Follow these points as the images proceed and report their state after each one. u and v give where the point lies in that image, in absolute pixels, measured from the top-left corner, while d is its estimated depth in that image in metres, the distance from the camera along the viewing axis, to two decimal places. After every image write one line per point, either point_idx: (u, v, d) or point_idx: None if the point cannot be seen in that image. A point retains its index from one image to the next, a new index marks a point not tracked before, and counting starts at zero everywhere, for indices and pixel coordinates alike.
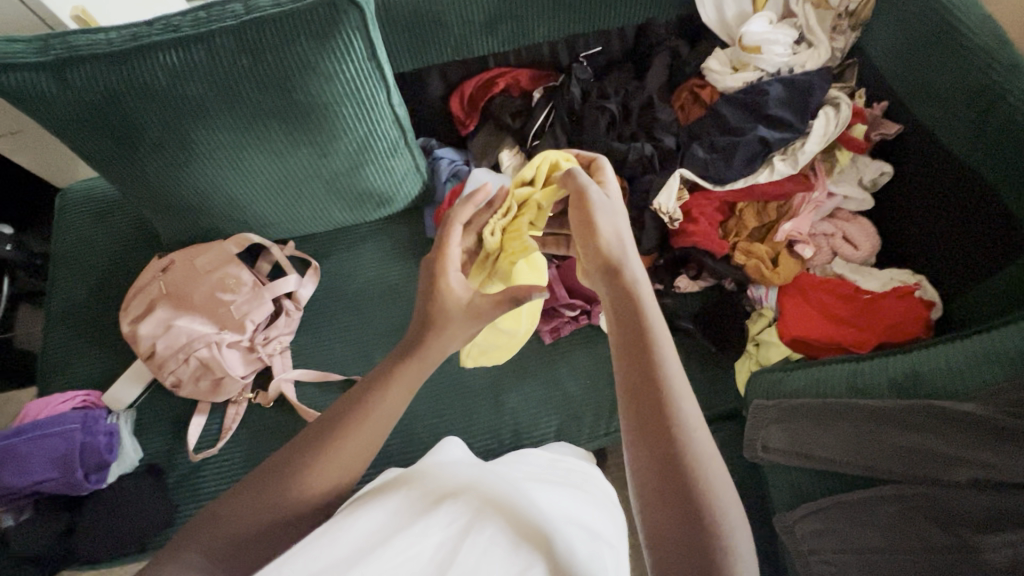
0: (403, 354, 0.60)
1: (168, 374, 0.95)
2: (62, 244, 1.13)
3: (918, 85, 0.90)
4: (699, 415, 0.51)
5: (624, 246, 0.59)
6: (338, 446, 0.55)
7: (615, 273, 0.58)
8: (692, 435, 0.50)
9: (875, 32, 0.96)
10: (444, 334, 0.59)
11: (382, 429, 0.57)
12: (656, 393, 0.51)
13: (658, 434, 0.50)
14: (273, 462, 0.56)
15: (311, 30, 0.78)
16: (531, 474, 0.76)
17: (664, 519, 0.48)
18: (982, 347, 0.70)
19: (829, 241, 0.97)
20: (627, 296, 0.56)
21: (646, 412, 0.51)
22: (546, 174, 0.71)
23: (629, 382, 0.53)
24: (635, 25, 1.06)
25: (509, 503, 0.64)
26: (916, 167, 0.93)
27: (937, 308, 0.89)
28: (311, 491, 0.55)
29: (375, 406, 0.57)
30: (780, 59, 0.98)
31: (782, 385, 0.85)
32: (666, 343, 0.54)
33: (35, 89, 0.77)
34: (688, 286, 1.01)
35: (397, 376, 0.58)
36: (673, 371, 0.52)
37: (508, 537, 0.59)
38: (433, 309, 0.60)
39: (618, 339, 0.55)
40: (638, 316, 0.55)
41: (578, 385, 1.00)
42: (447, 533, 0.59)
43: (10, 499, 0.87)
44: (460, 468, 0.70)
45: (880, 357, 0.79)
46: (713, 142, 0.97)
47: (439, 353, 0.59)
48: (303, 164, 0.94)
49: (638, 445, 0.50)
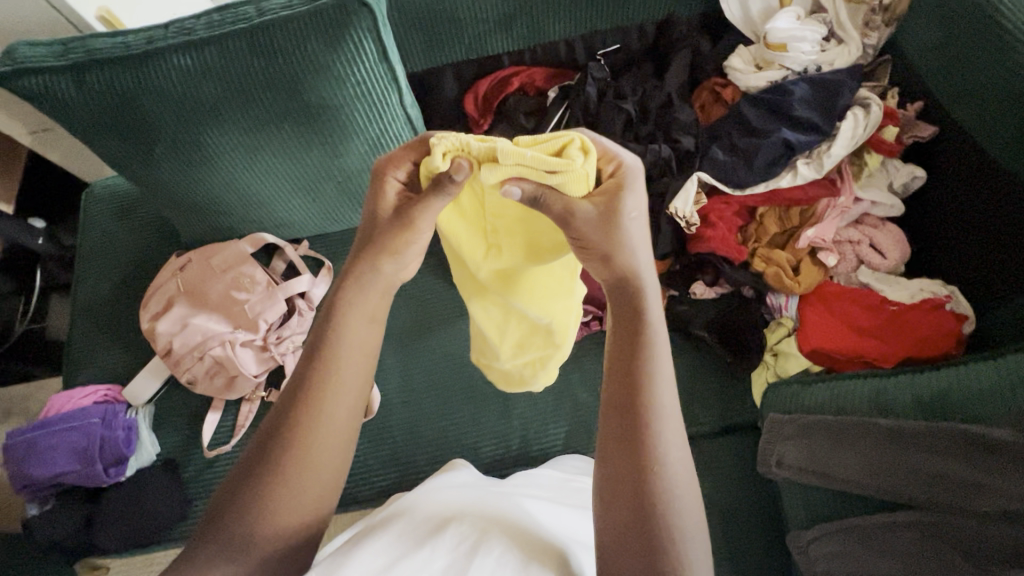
0: (352, 278, 0.62)
1: (183, 371, 0.97)
2: (87, 239, 1.16)
3: (955, 85, 0.84)
4: (681, 435, 0.54)
5: (641, 258, 0.58)
6: (320, 401, 0.57)
7: (626, 286, 0.58)
8: (669, 454, 0.52)
9: (910, 28, 0.91)
10: (373, 247, 0.62)
11: (346, 379, 0.58)
12: (641, 404, 0.53)
13: (637, 447, 0.52)
14: (263, 440, 0.56)
15: (323, 32, 0.78)
16: (540, 494, 0.76)
17: (623, 525, 0.51)
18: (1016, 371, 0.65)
19: (855, 248, 0.93)
20: (636, 308, 0.57)
21: (629, 423, 0.53)
22: (546, 146, 0.55)
23: (617, 386, 0.54)
24: (655, 21, 1.02)
25: (515, 522, 0.64)
26: (952, 172, 0.89)
27: (972, 320, 0.84)
28: (300, 478, 0.54)
29: (332, 348, 0.58)
30: (807, 57, 0.94)
31: (801, 400, 0.82)
32: (664, 359, 0.55)
33: (56, 92, 0.78)
34: (705, 293, 0.96)
35: (352, 310, 0.60)
36: (661, 389, 0.54)
37: (517, 556, 0.59)
38: (373, 223, 0.62)
39: (615, 343, 0.57)
40: (641, 329, 0.56)
41: (588, 391, 0.98)
42: (453, 556, 0.58)
43: (34, 489, 0.90)
44: (459, 493, 0.70)
45: (905, 375, 0.75)
46: (734, 144, 0.94)
47: (374, 275, 0.62)
48: (317, 166, 0.94)
49: (611, 446, 0.54)
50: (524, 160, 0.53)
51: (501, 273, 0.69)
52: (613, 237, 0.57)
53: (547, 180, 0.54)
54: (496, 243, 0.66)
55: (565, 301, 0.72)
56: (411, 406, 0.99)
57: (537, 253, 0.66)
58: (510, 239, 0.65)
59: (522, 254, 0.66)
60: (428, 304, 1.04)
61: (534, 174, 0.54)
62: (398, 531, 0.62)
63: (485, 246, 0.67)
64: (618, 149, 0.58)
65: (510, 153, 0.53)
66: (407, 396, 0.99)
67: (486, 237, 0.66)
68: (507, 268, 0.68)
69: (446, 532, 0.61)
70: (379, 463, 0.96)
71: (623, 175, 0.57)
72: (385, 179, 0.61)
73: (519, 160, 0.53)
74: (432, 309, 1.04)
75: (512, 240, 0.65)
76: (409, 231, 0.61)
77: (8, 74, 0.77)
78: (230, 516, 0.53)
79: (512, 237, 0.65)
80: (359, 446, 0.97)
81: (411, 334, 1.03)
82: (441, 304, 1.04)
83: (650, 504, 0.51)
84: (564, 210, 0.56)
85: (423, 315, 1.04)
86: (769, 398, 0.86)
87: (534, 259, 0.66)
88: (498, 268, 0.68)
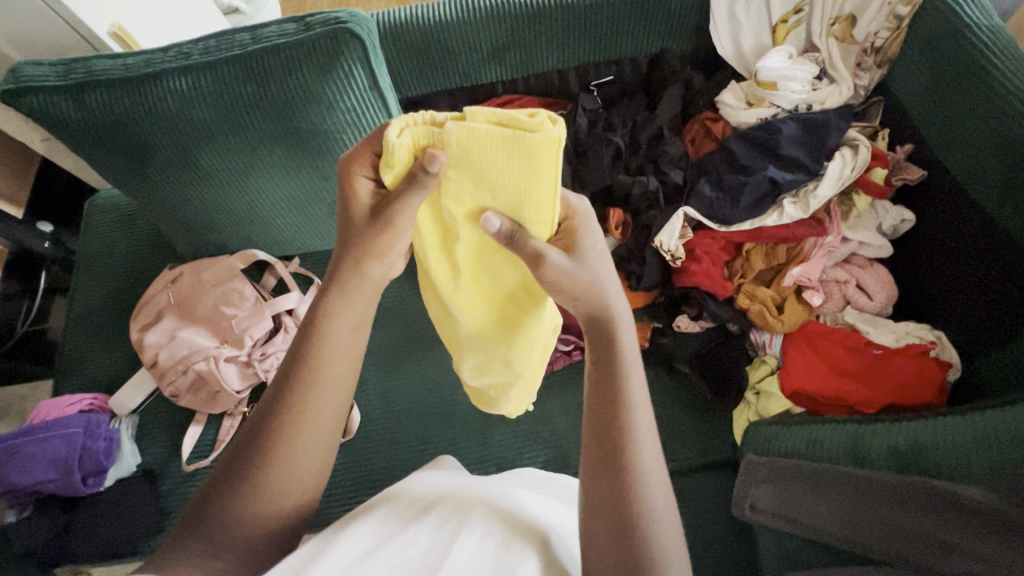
0: (335, 284, 0.59)
1: (167, 384, 0.98)
2: (85, 248, 1.18)
3: (944, 130, 0.84)
4: (659, 464, 0.53)
5: (610, 291, 0.57)
6: (306, 401, 0.57)
7: (595, 317, 0.57)
8: (648, 479, 0.52)
9: (902, 71, 0.91)
10: (355, 248, 0.57)
11: (338, 384, 0.59)
12: (618, 432, 0.52)
13: (615, 477, 0.51)
14: (242, 443, 0.57)
15: (314, 61, 0.80)
16: (523, 486, 0.76)
17: (608, 553, 0.49)
18: (980, 432, 0.63)
19: (842, 288, 0.92)
20: (608, 338, 0.57)
21: (608, 450, 0.52)
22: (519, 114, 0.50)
23: (595, 415, 0.54)
24: (649, 55, 1.03)
25: (494, 506, 0.63)
26: (940, 217, 0.88)
27: (956, 367, 0.83)
28: (282, 482, 0.56)
29: (321, 352, 0.58)
30: (797, 96, 0.94)
31: (777, 442, 0.81)
32: (638, 387, 0.55)
33: (55, 110, 0.80)
34: (688, 326, 0.98)
35: (338, 316, 0.59)
36: (638, 414, 0.53)
37: (498, 535, 0.58)
38: (348, 223, 0.57)
39: (592, 370, 0.56)
40: (614, 359, 0.55)
41: (567, 420, 0.98)
42: (437, 535, 0.58)
43: (13, 496, 0.90)
44: (438, 481, 0.70)
45: (884, 424, 0.73)
46: (722, 180, 0.94)
47: (361, 280, 0.59)
48: (307, 189, 0.96)
49: (591, 474, 0.53)
50: (493, 129, 0.49)
51: (468, 293, 0.64)
52: (585, 277, 0.56)
53: (518, 145, 0.48)
54: (463, 263, 0.61)
55: (529, 338, 0.67)
56: (390, 428, 0.99)
57: (507, 276, 0.63)
58: (479, 257, 0.61)
59: (493, 276, 0.63)
60: (412, 326, 1.05)
61: (504, 148, 0.49)
62: (384, 517, 0.62)
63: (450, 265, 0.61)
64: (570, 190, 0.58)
65: (479, 111, 0.50)
66: (386, 418, 0.99)
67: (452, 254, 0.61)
68: (475, 288, 0.64)
69: (431, 515, 0.61)
70: (354, 485, 0.96)
71: (581, 216, 0.57)
72: (352, 178, 0.55)
73: (488, 114, 0.50)
74: (416, 332, 1.05)
75: (483, 260, 0.61)
76: (390, 229, 0.55)
77: (11, 91, 0.78)
78: (214, 509, 0.54)
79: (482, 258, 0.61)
80: (335, 467, 0.97)
81: (394, 355, 1.03)
82: (426, 327, 1.05)
83: (632, 531, 0.49)
84: (534, 252, 0.54)
85: (406, 338, 1.04)
86: (748, 440, 0.87)
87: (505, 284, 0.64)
88: (464, 288, 0.63)
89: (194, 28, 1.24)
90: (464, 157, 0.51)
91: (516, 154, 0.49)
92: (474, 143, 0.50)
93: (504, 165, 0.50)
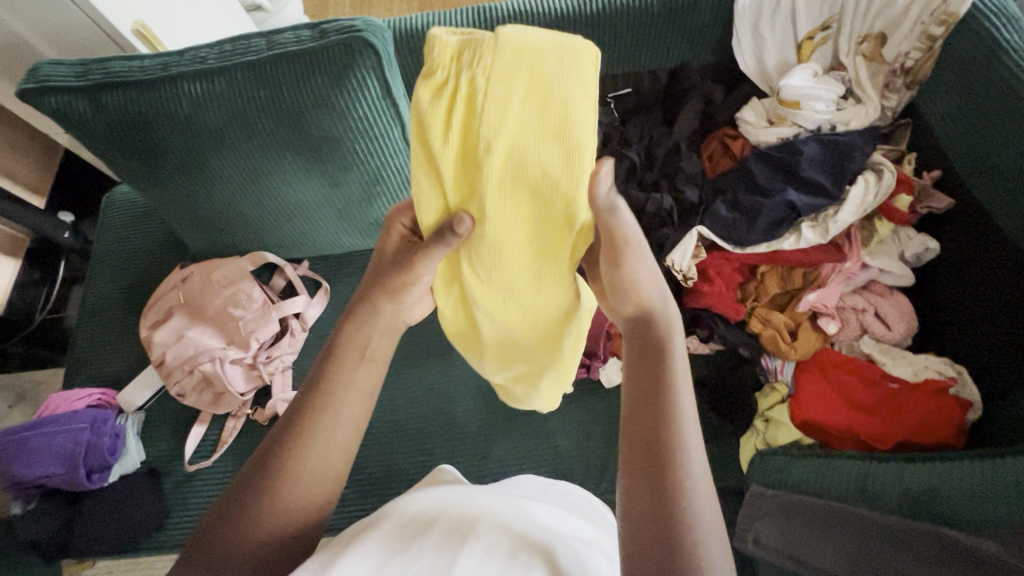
0: (352, 317, 0.60)
1: (173, 384, 0.98)
2: (102, 243, 1.20)
3: (976, 158, 0.81)
4: (707, 480, 0.48)
5: (662, 296, 0.57)
6: (318, 414, 0.55)
7: (647, 324, 0.56)
8: (695, 485, 0.47)
9: (932, 93, 0.88)
10: (377, 283, 0.61)
11: (347, 405, 0.56)
12: (664, 430, 0.49)
13: (662, 477, 0.47)
14: (248, 466, 0.54)
15: (327, 69, 0.79)
16: (525, 495, 0.72)
17: (649, 559, 0.44)
18: (998, 475, 0.61)
19: (860, 316, 0.89)
20: (659, 344, 0.54)
21: (653, 449, 0.48)
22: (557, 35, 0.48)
23: (641, 411, 0.50)
24: (668, 68, 1.01)
25: (501, 521, 0.60)
26: (966, 247, 0.85)
27: (976, 408, 0.80)
28: (286, 509, 0.52)
29: (333, 374, 0.57)
30: (820, 116, 0.91)
31: (786, 475, 0.79)
32: (686, 396, 0.51)
33: (71, 110, 0.80)
34: (698, 347, 0.94)
35: (349, 342, 0.59)
36: (687, 416, 0.50)
37: (505, 550, 0.56)
38: (381, 257, 0.63)
39: (637, 371, 0.53)
40: (663, 360, 0.53)
41: (569, 439, 0.96)
42: (442, 547, 0.55)
43: (18, 488, 0.91)
44: (439, 494, 0.67)
45: (896, 462, 0.71)
46: (738, 200, 0.91)
47: (372, 314, 0.60)
48: (316, 194, 0.96)
49: (632, 473, 0.48)
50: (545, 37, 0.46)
51: (491, 260, 0.54)
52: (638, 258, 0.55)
53: (568, 46, 0.45)
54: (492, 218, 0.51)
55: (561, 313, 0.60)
56: (390, 438, 0.98)
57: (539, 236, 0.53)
58: (511, 210, 0.51)
59: (522, 238, 0.53)
60: (419, 335, 1.05)
61: (550, 53, 0.45)
62: (389, 531, 0.58)
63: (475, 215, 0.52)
64: None
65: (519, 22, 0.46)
66: (388, 427, 0.99)
67: (478, 201, 0.51)
68: (502, 252, 0.54)
69: (435, 530, 0.58)
70: (352, 494, 0.95)
71: None
72: (392, 224, 0.62)
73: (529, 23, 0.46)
74: (421, 341, 1.04)
75: (513, 213, 0.51)
76: (408, 274, 0.59)
77: (31, 91, 0.79)
78: (219, 535, 0.51)
79: (513, 209, 0.51)
80: None
81: (398, 363, 1.03)
82: (431, 336, 1.04)
83: (677, 535, 0.44)
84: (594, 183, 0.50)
85: (411, 346, 1.04)
86: (754, 471, 0.85)
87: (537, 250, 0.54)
88: (488, 248, 0.54)
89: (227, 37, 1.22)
90: (513, 67, 0.45)
91: (566, 61, 0.46)
92: (520, 48, 0.45)
93: (555, 74, 0.45)
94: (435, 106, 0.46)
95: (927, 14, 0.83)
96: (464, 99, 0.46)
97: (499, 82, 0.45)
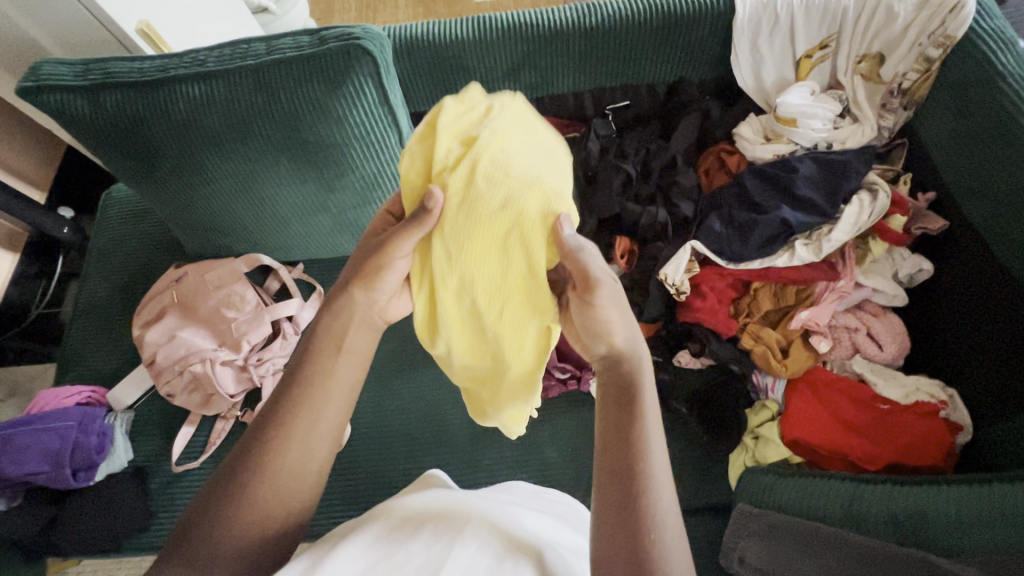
0: (322, 328, 0.58)
1: (163, 384, 0.98)
2: (98, 240, 1.20)
3: (970, 182, 0.81)
4: (674, 505, 0.50)
5: (637, 338, 0.57)
6: (301, 416, 0.54)
7: (619, 360, 0.56)
8: (664, 521, 0.48)
9: (929, 115, 0.88)
10: (354, 270, 0.59)
11: (328, 402, 0.55)
12: (635, 471, 0.50)
13: (635, 518, 0.48)
14: (229, 465, 0.53)
15: (325, 75, 0.79)
16: (513, 501, 0.70)
17: None
18: (979, 506, 0.62)
19: (852, 336, 0.89)
20: (628, 381, 0.55)
21: (625, 489, 0.49)
22: None
23: (612, 451, 0.52)
24: (666, 83, 1.02)
25: (490, 522, 0.60)
26: (959, 269, 0.85)
27: (967, 430, 0.81)
28: (265, 509, 0.51)
29: (313, 370, 0.56)
30: (816, 134, 0.91)
31: (773, 492, 0.78)
32: (655, 432, 0.52)
33: (69, 109, 0.81)
34: (690, 362, 0.94)
35: (325, 337, 0.57)
36: (655, 453, 0.51)
37: (493, 553, 0.55)
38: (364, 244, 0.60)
39: (608, 410, 0.54)
40: (632, 398, 0.54)
41: (557, 450, 0.96)
42: (432, 547, 0.55)
43: (4, 484, 0.91)
44: (430, 496, 0.67)
45: (885, 485, 0.70)
46: (733, 217, 0.91)
47: (348, 304, 0.58)
48: (312, 198, 0.96)
49: (605, 513, 0.50)
50: None
51: (460, 240, 0.53)
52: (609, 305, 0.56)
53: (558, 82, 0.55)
54: (475, 191, 0.51)
55: (541, 307, 0.56)
56: (378, 444, 0.98)
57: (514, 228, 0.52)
58: (494, 192, 0.51)
59: (497, 222, 0.52)
60: (411, 342, 1.05)
61: None
62: (374, 535, 0.57)
63: (453, 189, 0.51)
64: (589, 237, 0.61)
65: None
66: (377, 434, 0.99)
67: (462, 171, 0.51)
68: (473, 233, 0.52)
69: (421, 534, 0.57)
70: (338, 500, 0.95)
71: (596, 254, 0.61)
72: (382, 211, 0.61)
73: None
74: (413, 347, 1.04)
75: (490, 197, 0.51)
76: (384, 254, 0.56)
77: (30, 89, 0.79)
78: (195, 536, 0.50)
79: (493, 196, 0.51)
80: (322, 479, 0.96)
81: (390, 369, 1.03)
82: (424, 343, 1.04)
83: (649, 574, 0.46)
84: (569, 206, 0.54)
85: (402, 352, 1.04)
86: (741, 487, 0.84)
87: (511, 238, 0.53)
88: (460, 227, 0.52)
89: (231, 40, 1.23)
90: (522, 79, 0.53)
91: None
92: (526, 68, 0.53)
93: None
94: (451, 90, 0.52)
95: (925, 36, 0.84)
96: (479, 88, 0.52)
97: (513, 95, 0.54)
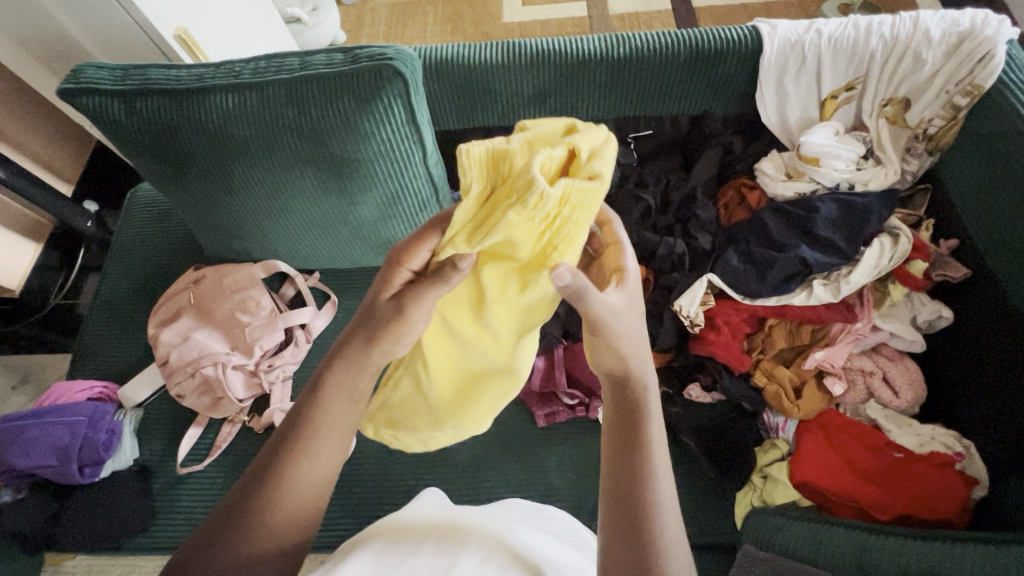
0: (341, 355, 0.57)
1: (173, 384, 0.99)
2: (122, 238, 1.22)
3: (994, 231, 0.81)
4: (679, 532, 0.50)
5: (643, 358, 0.55)
6: (318, 430, 0.54)
7: (624, 384, 0.55)
8: (671, 551, 0.48)
9: (953, 162, 0.88)
10: (370, 330, 0.56)
11: (344, 419, 0.56)
12: (640, 501, 0.49)
13: (640, 547, 0.47)
14: (249, 474, 0.54)
15: (356, 93, 0.81)
16: (516, 518, 0.70)
17: None
18: (998, 566, 0.60)
19: (867, 379, 0.88)
20: (634, 405, 0.54)
21: (630, 518, 0.49)
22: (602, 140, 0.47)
23: (616, 478, 0.51)
24: (690, 115, 1.03)
25: (491, 536, 0.60)
26: (979, 318, 0.84)
27: (983, 484, 0.79)
28: (273, 520, 0.51)
29: (329, 387, 0.56)
30: (839, 174, 0.91)
31: (781, 535, 0.77)
32: (661, 459, 0.52)
33: (106, 113, 0.83)
34: (700, 396, 0.93)
35: (343, 378, 0.56)
36: (662, 483, 0.50)
37: (494, 567, 0.55)
38: (369, 309, 0.57)
39: (614, 434, 0.54)
40: (638, 423, 0.53)
41: (563, 477, 0.95)
42: (435, 563, 0.54)
43: (11, 475, 0.93)
44: (432, 510, 0.66)
45: (899, 538, 0.68)
46: (751, 252, 0.91)
47: (381, 355, 0.57)
48: (333, 210, 0.97)
49: (611, 543, 0.49)
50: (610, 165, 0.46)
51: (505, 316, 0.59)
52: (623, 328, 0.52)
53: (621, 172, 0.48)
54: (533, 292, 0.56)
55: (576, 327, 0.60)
56: (382, 458, 0.98)
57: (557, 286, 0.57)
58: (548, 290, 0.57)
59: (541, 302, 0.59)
60: None
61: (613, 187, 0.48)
62: (378, 549, 0.57)
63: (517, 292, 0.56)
64: (628, 245, 0.55)
65: (592, 142, 0.45)
66: (383, 447, 0.98)
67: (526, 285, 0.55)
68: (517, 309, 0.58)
69: (425, 548, 0.57)
70: (339, 513, 0.94)
71: (629, 272, 0.54)
72: (394, 271, 0.56)
73: (596, 142, 0.46)
74: None
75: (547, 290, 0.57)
76: (402, 322, 0.55)
77: (71, 91, 0.82)
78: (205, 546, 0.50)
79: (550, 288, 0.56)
80: None
81: None
82: None
83: None
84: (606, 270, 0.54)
85: None
86: (747, 527, 0.82)
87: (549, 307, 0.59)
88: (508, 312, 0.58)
89: (264, 49, 1.26)
90: (598, 206, 0.47)
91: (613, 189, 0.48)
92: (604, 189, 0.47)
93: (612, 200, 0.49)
94: (533, 230, 0.46)
95: (952, 84, 0.85)
96: (556, 225, 0.47)
97: (586, 213, 0.47)
